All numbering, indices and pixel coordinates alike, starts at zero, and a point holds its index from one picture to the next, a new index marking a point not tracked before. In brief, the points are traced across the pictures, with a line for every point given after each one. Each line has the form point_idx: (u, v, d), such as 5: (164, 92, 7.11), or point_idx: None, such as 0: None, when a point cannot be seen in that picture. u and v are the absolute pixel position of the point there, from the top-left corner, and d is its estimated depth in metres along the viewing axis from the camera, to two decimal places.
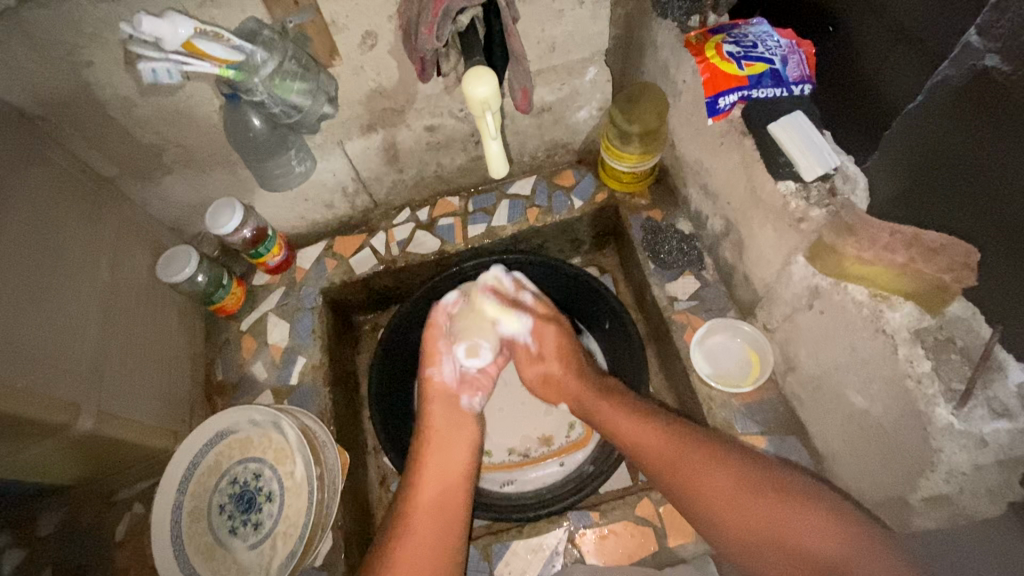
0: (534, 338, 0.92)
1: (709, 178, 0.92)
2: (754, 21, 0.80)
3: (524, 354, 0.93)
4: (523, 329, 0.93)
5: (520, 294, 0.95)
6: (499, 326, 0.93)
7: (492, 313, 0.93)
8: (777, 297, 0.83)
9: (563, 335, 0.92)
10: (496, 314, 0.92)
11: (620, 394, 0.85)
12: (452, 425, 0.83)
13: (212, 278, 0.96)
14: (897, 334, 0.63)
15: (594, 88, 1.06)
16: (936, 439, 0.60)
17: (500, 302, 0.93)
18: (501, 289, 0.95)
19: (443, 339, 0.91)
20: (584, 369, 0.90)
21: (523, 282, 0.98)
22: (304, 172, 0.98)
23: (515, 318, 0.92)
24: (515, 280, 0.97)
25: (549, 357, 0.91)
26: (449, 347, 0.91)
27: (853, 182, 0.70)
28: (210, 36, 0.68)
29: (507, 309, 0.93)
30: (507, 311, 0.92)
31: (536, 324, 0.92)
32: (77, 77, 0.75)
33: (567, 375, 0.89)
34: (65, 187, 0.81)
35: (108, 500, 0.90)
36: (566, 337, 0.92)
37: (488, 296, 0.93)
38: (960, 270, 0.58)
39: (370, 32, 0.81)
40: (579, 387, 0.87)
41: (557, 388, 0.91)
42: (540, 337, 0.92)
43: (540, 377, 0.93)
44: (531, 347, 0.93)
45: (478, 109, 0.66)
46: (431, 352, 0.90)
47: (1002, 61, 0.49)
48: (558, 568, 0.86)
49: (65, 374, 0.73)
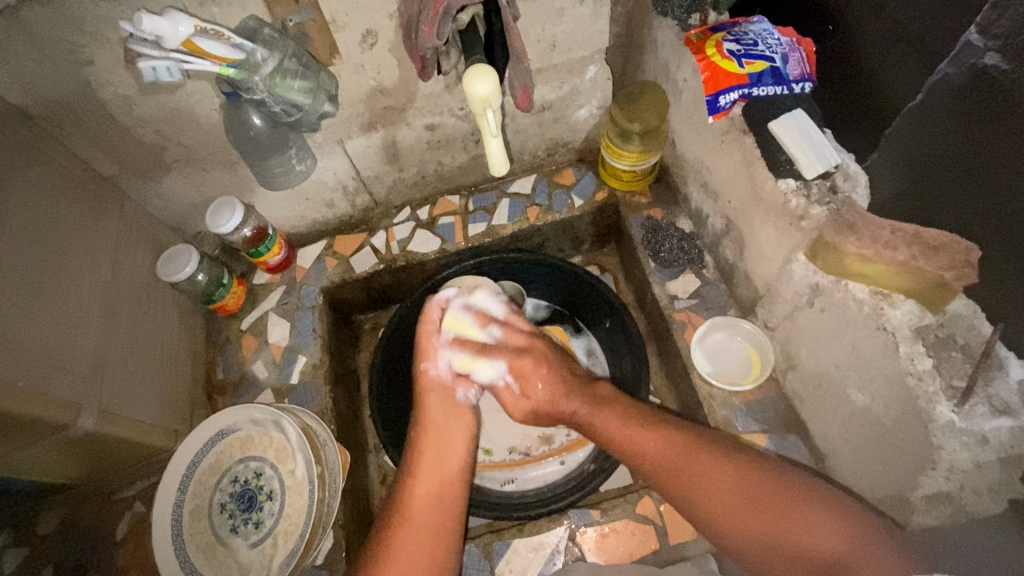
0: (513, 378, 0.88)
1: (710, 177, 0.92)
2: (755, 19, 0.80)
3: (508, 393, 0.89)
4: (500, 375, 0.88)
5: (486, 331, 0.92)
6: (473, 377, 0.88)
7: (462, 365, 0.88)
8: (778, 295, 0.83)
9: (541, 363, 0.87)
10: (467, 367, 0.87)
11: (613, 402, 0.82)
12: (449, 416, 0.83)
13: (212, 278, 0.96)
14: (898, 332, 0.63)
15: (594, 87, 1.06)
16: (937, 436, 0.60)
17: (466, 352, 0.89)
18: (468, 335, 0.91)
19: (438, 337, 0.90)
20: (575, 385, 0.84)
21: (488, 314, 0.94)
22: (304, 171, 0.99)
23: (487, 363, 0.88)
24: (478, 313, 0.93)
25: (534, 393, 0.86)
26: (445, 343, 0.90)
27: (853, 181, 0.69)
28: (210, 35, 0.68)
29: (478, 358, 0.88)
30: (477, 361, 0.87)
31: (510, 362, 0.88)
32: (77, 76, 0.75)
33: (556, 398, 0.84)
34: (65, 186, 0.81)
35: (111, 497, 0.89)
36: (545, 362, 0.87)
37: (454, 350, 0.89)
38: (961, 268, 0.59)
39: (370, 30, 0.81)
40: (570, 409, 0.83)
41: (551, 416, 0.87)
42: (518, 377, 0.87)
43: (530, 407, 0.88)
44: (513, 387, 0.88)
45: (479, 107, 0.66)
46: (427, 348, 0.89)
47: (1002, 59, 0.49)
48: (559, 566, 0.86)
49: (66, 373, 0.73)
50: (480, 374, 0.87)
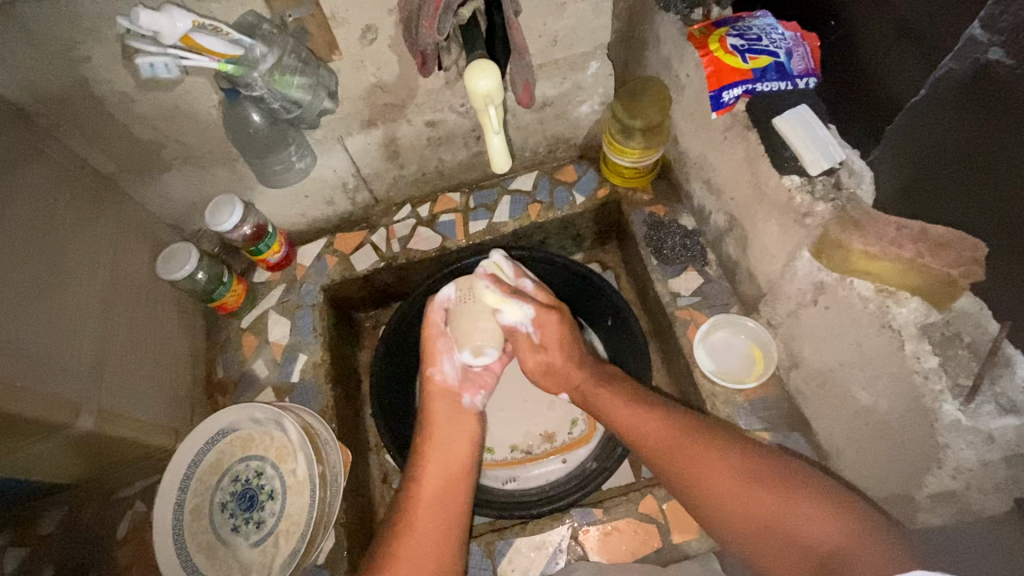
0: (537, 327, 0.89)
1: (713, 173, 0.91)
2: (758, 14, 0.79)
3: (525, 343, 0.91)
4: (526, 319, 0.88)
5: (521, 283, 0.92)
6: (500, 315, 0.88)
7: (494, 303, 0.87)
8: (782, 292, 0.82)
9: (565, 324, 0.89)
10: (498, 304, 0.87)
11: (618, 381, 0.86)
12: (454, 421, 0.83)
13: (212, 276, 0.96)
14: (904, 330, 0.63)
15: (596, 83, 1.05)
16: (943, 435, 0.60)
17: (500, 290, 0.87)
18: (502, 279, 0.91)
19: (442, 339, 0.89)
20: (584, 361, 0.89)
21: (523, 269, 0.94)
22: (304, 168, 0.98)
23: (518, 306, 0.87)
24: (516, 266, 0.92)
25: (552, 351, 0.89)
26: (449, 346, 0.88)
27: (858, 177, 0.69)
28: (208, 30, 0.67)
29: (510, 298, 0.87)
30: (508, 301, 0.87)
31: (540, 313, 0.88)
32: (74, 72, 0.74)
33: (568, 365, 0.89)
34: (63, 184, 0.80)
35: (110, 496, 0.89)
36: (567, 325, 0.89)
37: (487, 284, 0.88)
38: (969, 265, 0.58)
39: (370, 26, 0.81)
40: (579, 378, 0.88)
41: (562, 377, 0.90)
42: (542, 327, 0.89)
43: (542, 366, 0.91)
44: (534, 336, 0.89)
45: (480, 103, 0.66)
46: (431, 352, 0.88)
47: (1006, 55, 0.49)
48: (562, 565, 0.86)
49: (65, 373, 0.73)
50: (509, 316, 0.88)
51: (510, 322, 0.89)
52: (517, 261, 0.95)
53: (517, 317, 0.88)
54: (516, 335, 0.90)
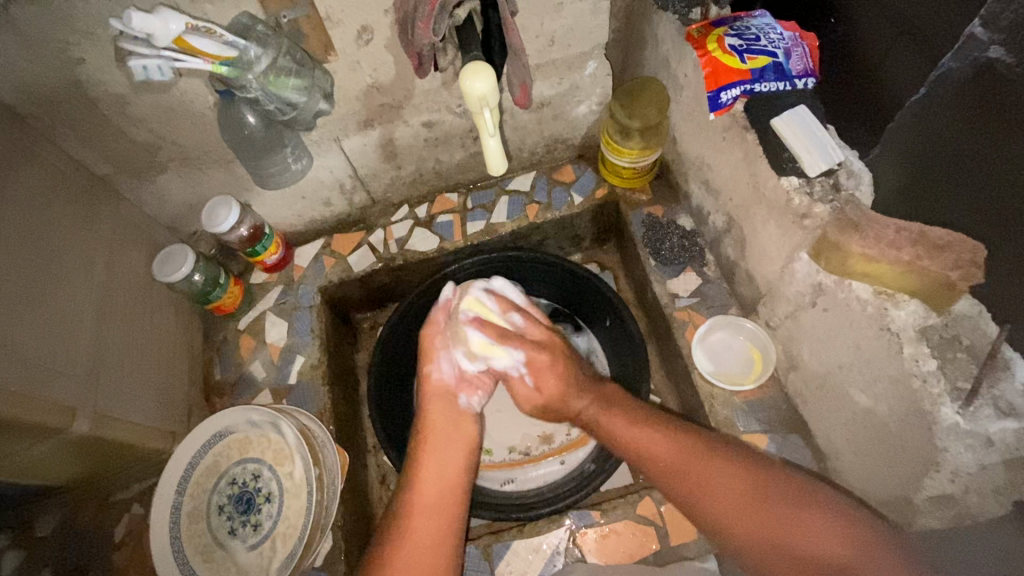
0: (528, 369, 0.85)
1: (712, 174, 0.91)
2: (756, 14, 0.79)
3: (519, 385, 0.87)
4: (517, 363, 0.85)
5: (508, 317, 0.88)
6: (489, 363, 0.85)
7: (479, 349, 0.85)
8: (780, 294, 0.82)
9: (558, 359, 0.85)
10: (485, 352, 0.84)
11: (619, 403, 0.81)
12: (452, 425, 0.82)
13: (208, 278, 0.95)
14: (903, 333, 0.62)
15: (594, 83, 1.04)
16: (942, 439, 0.59)
17: (487, 335, 0.85)
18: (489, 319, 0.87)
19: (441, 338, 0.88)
20: (585, 387, 0.83)
21: (509, 301, 0.90)
22: (301, 170, 0.98)
23: (506, 351, 0.85)
24: (501, 300, 0.89)
25: (547, 386, 0.84)
26: (446, 344, 0.87)
27: (857, 178, 0.68)
28: (201, 32, 0.67)
29: (497, 345, 0.85)
30: (496, 348, 0.84)
31: (530, 354, 0.84)
32: (68, 74, 0.74)
33: (566, 396, 0.83)
34: (59, 186, 0.80)
35: (105, 502, 0.89)
36: (559, 359, 0.84)
37: (473, 330, 0.85)
38: (967, 268, 0.57)
39: (366, 27, 0.80)
40: (579, 407, 0.83)
41: (560, 412, 0.85)
42: (533, 371, 0.84)
43: (540, 405, 0.86)
44: (525, 379, 0.85)
45: (475, 105, 0.65)
46: (427, 351, 0.88)
47: (1006, 53, 0.48)
48: (560, 567, 0.86)
49: (61, 377, 0.72)
50: (496, 361, 0.85)
51: (500, 367, 0.86)
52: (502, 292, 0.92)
53: (506, 362, 0.85)
54: (510, 379, 0.87)
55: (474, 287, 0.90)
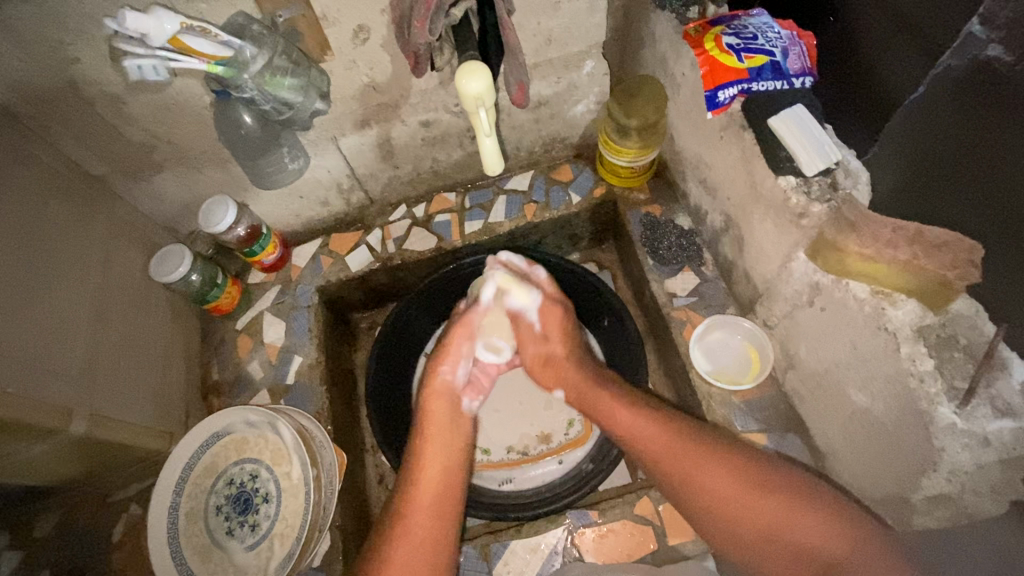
0: (539, 317, 0.89)
1: (709, 173, 0.91)
2: (754, 12, 0.79)
3: (528, 332, 0.90)
4: (533, 305, 0.88)
5: (531, 271, 0.92)
6: (508, 298, 0.88)
7: (502, 284, 0.88)
8: (777, 293, 0.82)
9: (564, 321, 0.89)
10: (507, 286, 0.87)
11: (614, 382, 0.85)
12: (453, 425, 0.82)
13: (206, 277, 0.95)
14: (900, 333, 0.62)
15: (592, 82, 1.04)
16: (938, 438, 0.59)
17: (512, 274, 0.89)
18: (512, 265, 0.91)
19: (466, 336, 0.87)
20: (583, 358, 0.89)
21: (533, 262, 0.95)
22: (298, 169, 0.98)
23: (526, 290, 0.88)
24: (528, 257, 0.94)
25: (554, 339, 0.89)
26: (470, 347, 0.87)
27: (854, 177, 0.68)
28: (197, 32, 0.67)
29: (518, 282, 0.88)
30: (517, 283, 0.87)
31: (545, 300, 0.89)
32: (63, 73, 0.73)
33: (568, 360, 0.88)
34: (54, 186, 0.80)
35: (105, 500, 0.89)
36: (570, 319, 0.90)
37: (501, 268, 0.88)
38: (964, 267, 0.57)
39: (362, 26, 0.80)
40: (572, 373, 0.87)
41: (558, 370, 0.89)
42: (545, 316, 0.89)
43: (541, 357, 0.90)
44: (535, 326, 0.89)
45: (471, 105, 0.65)
46: (450, 350, 0.86)
47: (1005, 51, 0.48)
48: (558, 567, 0.86)
49: (56, 378, 0.72)
50: (514, 299, 0.87)
51: (516, 306, 0.88)
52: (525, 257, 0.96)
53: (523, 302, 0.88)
54: (519, 321, 0.89)
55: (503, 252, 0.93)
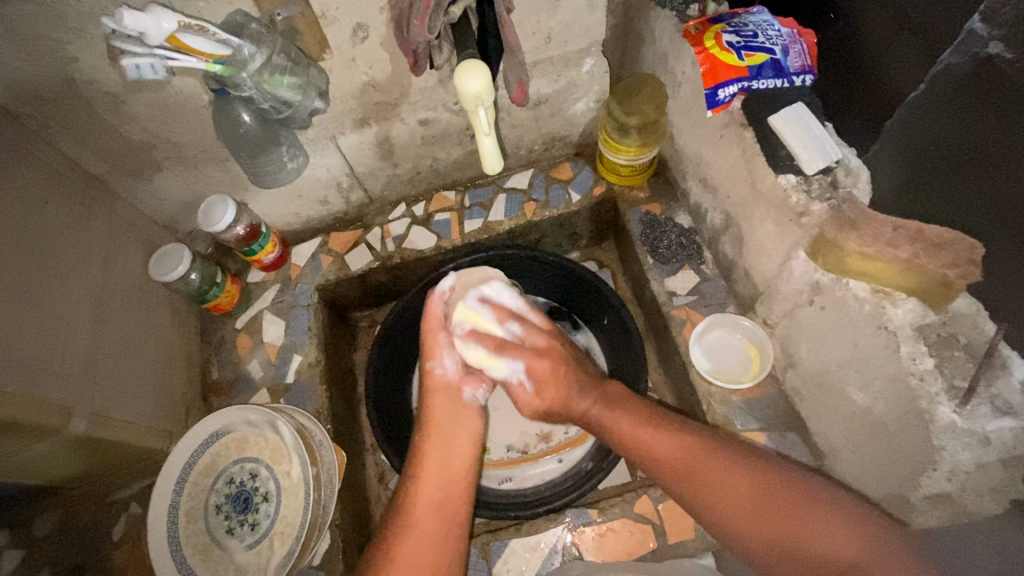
0: (528, 378, 0.82)
1: (709, 172, 0.90)
2: (754, 10, 0.79)
3: (520, 393, 0.84)
4: (517, 372, 0.82)
5: (504, 327, 0.86)
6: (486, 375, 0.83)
7: (478, 362, 0.82)
8: (777, 292, 0.82)
9: (559, 367, 0.82)
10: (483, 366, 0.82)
11: (625, 402, 0.80)
12: (455, 419, 0.81)
13: (206, 277, 0.95)
14: (900, 331, 0.62)
15: (592, 80, 1.04)
16: (938, 438, 0.59)
17: (485, 348, 0.82)
18: (483, 328, 0.85)
19: (443, 332, 0.87)
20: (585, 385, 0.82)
21: (505, 308, 0.88)
22: (297, 168, 0.98)
23: (504, 363, 0.82)
24: (494, 307, 0.87)
25: (547, 395, 0.81)
26: (449, 339, 0.86)
27: (855, 176, 0.68)
28: (195, 30, 0.66)
29: (493, 358, 0.82)
30: (494, 360, 0.82)
31: (529, 363, 0.81)
32: (62, 72, 0.73)
33: (568, 399, 0.81)
34: (53, 186, 0.80)
35: (106, 498, 0.89)
36: (562, 368, 0.81)
37: (472, 343, 0.83)
38: (965, 266, 0.58)
39: (361, 24, 0.80)
40: (582, 408, 0.81)
41: (563, 415, 0.84)
42: (534, 377, 0.81)
43: (543, 413, 0.84)
44: (526, 386, 0.82)
45: (470, 104, 0.65)
46: (431, 347, 0.86)
47: (1006, 49, 0.48)
48: (557, 566, 0.86)
49: (57, 377, 0.72)
50: (494, 372, 0.82)
51: (498, 377, 0.83)
52: (499, 301, 0.89)
53: (506, 372, 0.82)
54: (511, 389, 0.84)
55: (494, 285, 0.90)
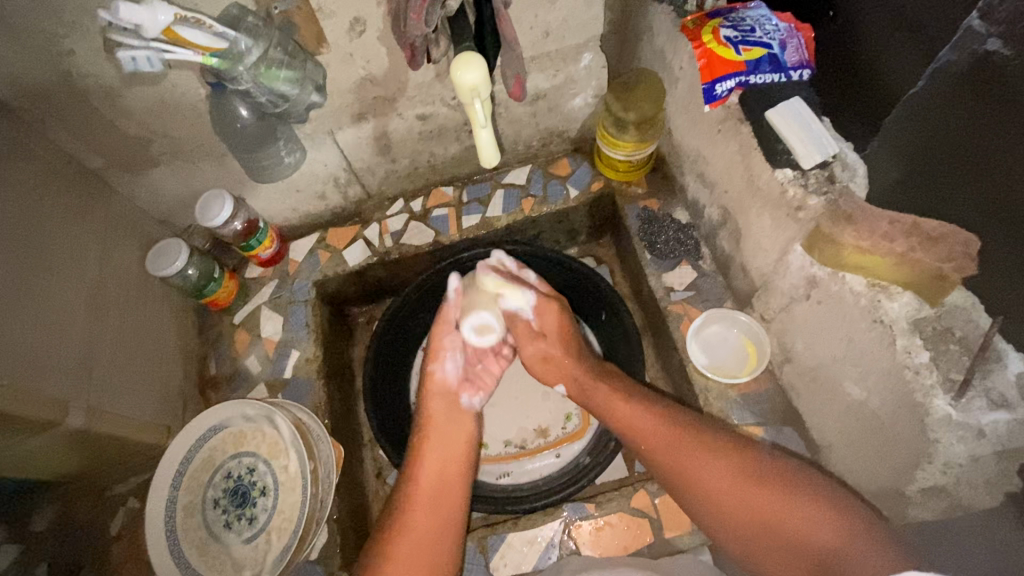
0: (536, 314, 0.88)
1: (707, 167, 0.90)
2: (752, 5, 0.78)
3: (525, 329, 0.89)
4: (528, 305, 0.87)
5: (523, 275, 0.90)
6: (503, 300, 0.87)
7: (495, 288, 0.86)
8: (775, 287, 0.81)
9: (565, 319, 0.89)
10: (501, 288, 0.86)
11: (617, 377, 0.85)
12: (451, 422, 0.82)
13: (203, 272, 0.95)
14: (895, 325, 0.62)
15: (590, 76, 1.04)
16: (932, 430, 0.59)
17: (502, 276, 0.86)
18: (503, 269, 0.89)
19: (450, 333, 0.87)
20: (582, 353, 0.89)
21: (523, 264, 0.92)
22: (294, 163, 0.98)
23: (520, 293, 0.86)
24: (517, 261, 0.91)
25: (553, 332, 0.88)
26: (456, 342, 0.87)
27: (851, 171, 0.68)
28: (191, 23, 0.67)
29: (509, 284, 0.86)
30: (510, 286, 0.86)
31: (541, 300, 0.88)
32: (59, 67, 0.73)
33: (568, 355, 0.88)
34: (50, 179, 0.80)
35: (102, 493, 0.89)
36: (569, 315, 0.89)
37: (490, 274, 0.86)
38: (961, 260, 0.57)
39: (358, 18, 0.80)
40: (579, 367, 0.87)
41: (560, 368, 0.89)
42: (543, 315, 0.88)
43: (541, 355, 0.89)
44: (532, 321, 0.88)
45: (467, 97, 0.65)
46: (434, 347, 0.87)
47: (1004, 46, 0.48)
48: (554, 560, 0.86)
49: (54, 371, 0.72)
50: (509, 299, 0.86)
51: (512, 308, 0.88)
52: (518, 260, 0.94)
53: (519, 302, 0.87)
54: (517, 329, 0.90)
55: (494, 255, 0.90)
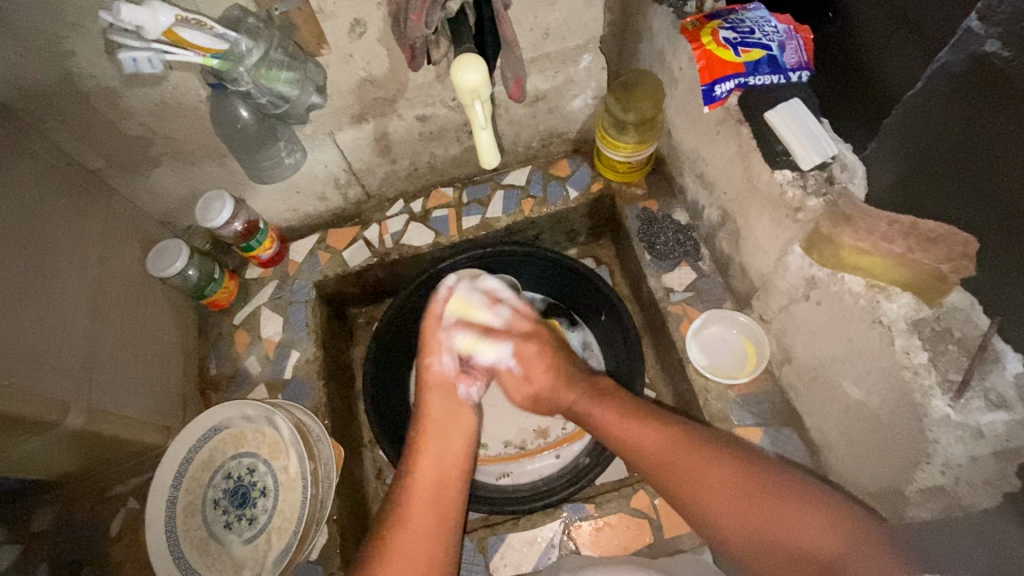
0: (516, 362, 0.88)
1: (707, 168, 0.91)
2: (751, 6, 0.79)
3: (508, 377, 0.90)
4: (505, 355, 0.89)
5: (496, 311, 0.92)
6: (478, 357, 0.89)
7: (468, 346, 0.89)
8: (774, 287, 0.82)
9: (546, 351, 0.88)
10: (472, 349, 0.88)
11: (613, 396, 0.83)
12: (449, 415, 0.82)
13: (204, 273, 0.95)
14: (894, 326, 0.63)
15: (589, 77, 1.04)
16: (931, 430, 0.60)
17: (474, 333, 0.89)
18: (473, 316, 0.91)
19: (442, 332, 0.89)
20: (574, 377, 0.87)
21: (496, 294, 0.94)
22: (295, 164, 0.98)
23: (493, 346, 0.88)
24: (489, 293, 0.93)
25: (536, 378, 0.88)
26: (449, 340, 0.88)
27: (850, 172, 0.68)
28: (193, 24, 0.67)
29: (484, 339, 0.89)
30: (483, 341, 0.88)
31: (517, 345, 0.88)
32: (60, 68, 0.74)
33: (557, 387, 0.86)
34: (50, 180, 0.80)
35: (104, 493, 0.89)
36: (549, 351, 0.88)
37: (461, 331, 0.89)
38: (958, 261, 0.57)
39: (359, 19, 0.80)
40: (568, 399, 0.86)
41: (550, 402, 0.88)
42: (522, 360, 0.88)
43: (530, 396, 0.90)
44: (514, 370, 0.89)
45: (467, 98, 0.65)
46: (429, 344, 0.88)
47: (1002, 47, 0.48)
48: (554, 559, 0.87)
49: (55, 371, 0.73)
50: (484, 356, 0.88)
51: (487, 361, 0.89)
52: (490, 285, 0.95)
53: (495, 355, 0.89)
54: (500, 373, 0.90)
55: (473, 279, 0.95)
